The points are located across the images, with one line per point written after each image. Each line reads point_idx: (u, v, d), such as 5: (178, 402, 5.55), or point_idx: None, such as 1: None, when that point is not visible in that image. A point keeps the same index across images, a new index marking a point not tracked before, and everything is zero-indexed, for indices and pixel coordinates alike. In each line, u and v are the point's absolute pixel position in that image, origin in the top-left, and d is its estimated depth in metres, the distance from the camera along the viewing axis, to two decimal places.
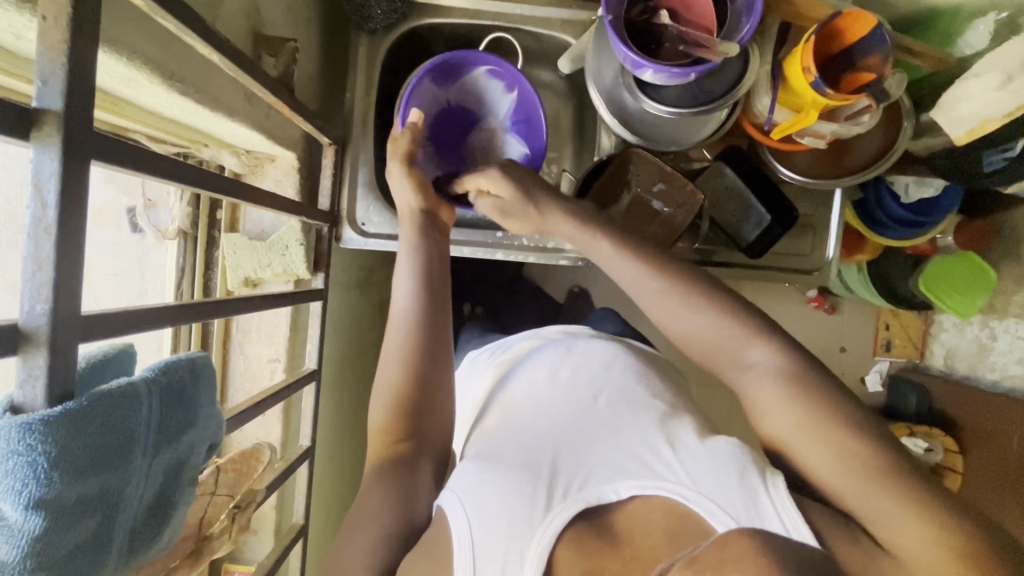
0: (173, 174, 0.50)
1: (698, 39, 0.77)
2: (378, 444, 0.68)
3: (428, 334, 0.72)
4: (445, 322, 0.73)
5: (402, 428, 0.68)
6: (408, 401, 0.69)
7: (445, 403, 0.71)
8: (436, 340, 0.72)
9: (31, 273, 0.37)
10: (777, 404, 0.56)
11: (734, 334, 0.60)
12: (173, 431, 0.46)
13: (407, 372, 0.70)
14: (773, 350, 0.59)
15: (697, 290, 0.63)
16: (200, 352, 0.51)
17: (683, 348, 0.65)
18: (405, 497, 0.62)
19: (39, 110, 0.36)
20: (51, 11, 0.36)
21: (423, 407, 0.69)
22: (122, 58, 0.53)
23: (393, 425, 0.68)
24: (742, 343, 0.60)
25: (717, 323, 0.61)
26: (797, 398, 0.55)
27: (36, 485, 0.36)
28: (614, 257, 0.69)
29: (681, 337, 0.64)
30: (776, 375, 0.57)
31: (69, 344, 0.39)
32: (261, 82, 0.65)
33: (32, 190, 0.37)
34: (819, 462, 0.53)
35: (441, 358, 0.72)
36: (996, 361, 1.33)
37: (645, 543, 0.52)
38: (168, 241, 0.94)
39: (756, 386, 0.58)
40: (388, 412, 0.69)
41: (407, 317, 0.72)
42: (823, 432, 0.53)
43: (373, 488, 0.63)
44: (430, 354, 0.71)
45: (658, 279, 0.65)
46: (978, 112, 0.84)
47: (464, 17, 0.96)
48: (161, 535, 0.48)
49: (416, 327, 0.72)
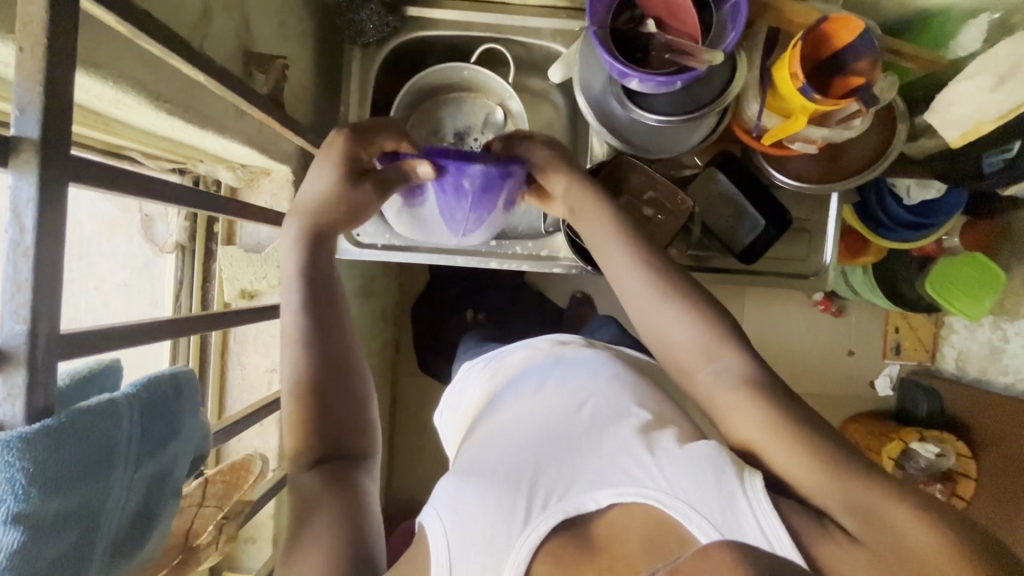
0: (160, 192, 0.52)
1: (682, 47, 0.77)
2: (294, 457, 0.62)
3: (323, 335, 0.66)
4: (338, 306, 0.68)
5: (317, 432, 0.62)
6: (314, 405, 0.63)
7: (355, 403, 0.66)
8: (328, 342, 0.66)
9: (9, 295, 0.37)
10: (743, 405, 0.56)
11: (717, 345, 0.60)
12: (154, 445, 0.47)
13: (299, 376, 0.64)
14: (757, 364, 0.59)
15: (662, 283, 0.65)
16: (184, 367, 0.52)
17: (657, 356, 0.65)
18: (342, 528, 0.56)
19: (18, 137, 0.37)
20: (28, 43, 0.37)
21: (313, 410, 0.63)
22: (108, 82, 0.54)
23: (308, 445, 0.62)
24: (727, 350, 0.60)
25: (673, 317, 0.63)
26: (762, 403, 0.56)
27: (15, 501, 0.37)
28: (608, 234, 0.70)
29: (654, 337, 0.64)
30: (741, 381, 0.57)
31: (49, 364, 0.40)
32: (250, 100, 0.66)
33: (10, 216, 0.37)
34: (794, 465, 0.53)
35: (333, 357, 0.66)
36: (1009, 364, 1.30)
37: (622, 552, 0.53)
38: (166, 254, 0.95)
39: (716, 387, 0.59)
40: (293, 428, 0.63)
41: (293, 329, 0.65)
42: (792, 435, 0.54)
43: (308, 519, 0.57)
44: (331, 349, 0.66)
45: (622, 266, 0.67)
46: (970, 114, 0.84)
47: (454, 30, 0.98)
48: (144, 547, 0.48)
49: (304, 332, 0.65)
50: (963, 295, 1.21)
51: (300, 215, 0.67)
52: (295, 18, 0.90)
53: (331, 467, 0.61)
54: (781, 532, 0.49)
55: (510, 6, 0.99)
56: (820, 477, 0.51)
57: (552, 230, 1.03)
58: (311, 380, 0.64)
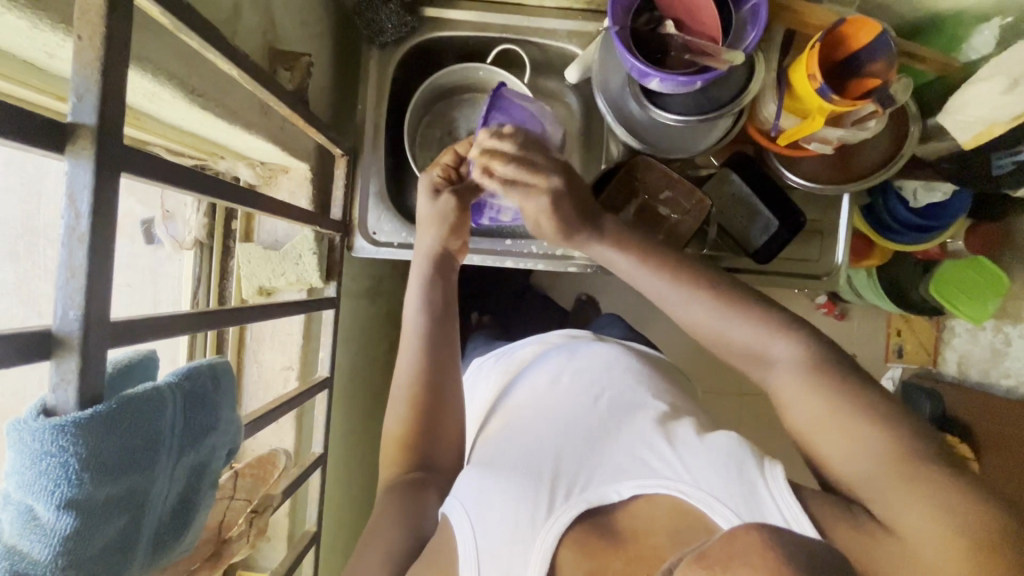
0: (197, 185, 0.52)
1: (702, 47, 0.78)
2: (391, 463, 0.72)
3: (440, 340, 0.77)
4: (453, 333, 0.79)
5: (416, 442, 0.72)
6: (421, 416, 0.73)
7: (458, 420, 0.76)
8: (443, 352, 0.77)
9: (64, 280, 0.38)
10: (791, 392, 0.57)
11: (758, 332, 0.61)
12: (196, 435, 0.47)
13: (420, 376, 0.75)
14: (798, 343, 0.59)
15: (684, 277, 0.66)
16: (221, 358, 0.52)
17: (706, 346, 0.66)
18: (412, 516, 0.64)
19: (73, 124, 0.38)
20: (87, 31, 0.37)
21: (427, 407, 0.74)
22: (147, 74, 0.54)
23: (404, 453, 0.72)
24: (769, 336, 0.60)
25: (700, 310, 0.64)
26: (818, 388, 0.55)
27: (68, 486, 0.37)
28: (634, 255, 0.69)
29: (687, 321, 0.66)
30: (803, 365, 0.57)
31: (100, 350, 0.40)
32: (279, 95, 0.66)
33: (66, 202, 0.38)
34: (835, 452, 0.53)
35: (448, 367, 0.77)
36: (1011, 367, 1.31)
37: (649, 541, 0.53)
38: (186, 251, 0.95)
39: (767, 379, 0.59)
40: (405, 421, 0.74)
41: (416, 329, 0.77)
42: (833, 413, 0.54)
43: (383, 509, 0.66)
44: (439, 371, 0.76)
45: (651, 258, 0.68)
46: (985, 116, 0.84)
47: (472, 30, 0.99)
48: (181, 539, 0.48)
49: (425, 337, 0.77)
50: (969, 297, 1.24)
51: (434, 230, 0.79)
52: (316, 17, 0.90)
53: (416, 475, 0.70)
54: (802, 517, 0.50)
55: (528, 7, 1.00)
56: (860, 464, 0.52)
57: None
58: (426, 381, 0.75)
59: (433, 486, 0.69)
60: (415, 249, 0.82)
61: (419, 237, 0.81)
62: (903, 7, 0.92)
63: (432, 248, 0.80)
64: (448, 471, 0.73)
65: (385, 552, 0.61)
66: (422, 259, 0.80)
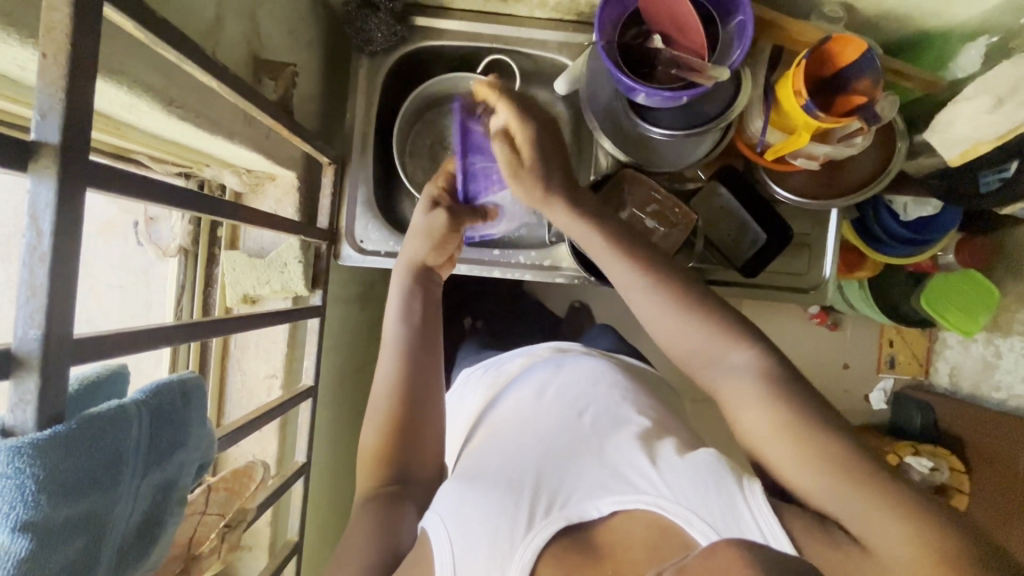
0: (172, 197, 0.52)
1: (689, 63, 0.78)
2: (369, 475, 0.71)
3: (422, 352, 0.77)
4: (435, 345, 0.79)
5: (394, 457, 0.72)
6: (399, 425, 0.73)
7: (434, 434, 0.76)
8: (423, 365, 0.77)
9: (25, 299, 0.38)
10: (753, 404, 0.55)
11: (711, 338, 0.60)
12: (163, 452, 0.47)
13: (401, 387, 0.75)
14: (757, 353, 0.57)
15: (654, 269, 0.64)
16: (192, 374, 0.52)
17: (671, 355, 0.63)
18: (388, 529, 0.64)
19: (37, 142, 0.37)
20: (52, 49, 0.37)
21: (407, 419, 0.73)
22: (123, 87, 0.54)
23: (383, 466, 0.71)
24: (723, 346, 0.59)
25: (666, 306, 0.62)
26: (774, 401, 0.54)
27: (24, 508, 0.37)
28: (603, 250, 0.66)
29: (660, 339, 0.63)
30: (756, 377, 0.56)
31: (60, 368, 0.40)
32: (261, 106, 0.66)
33: (28, 220, 0.38)
34: (792, 464, 0.52)
35: (427, 381, 0.76)
36: (1002, 380, 1.29)
37: (626, 556, 0.53)
38: (169, 258, 0.95)
39: (732, 388, 0.57)
40: (382, 436, 0.73)
41: (396, 340, 0.77)
42: (802, 434, 0.52)
43: (357, 524, 0.65)
44: (420, 383, 0.76)
45: (619, 258, 0.65)
46: (969, 135, 0.85)
47: (462, 40, 0.99)
48: (147, 557, 0.48)
49: (407, 347, 0.77)
50: (959, 310, 1.22)
51: (421, 241, 0.79)
52: (305, 25, 0.90)
53: (393, 489, 0.69)
54: (779, 532, 0.49)
55: (518, 18, 1.00)
56: (819, 476, 0.50)
57: (555, 240, 1.03)
58: (409, 390, 0.75)
59: (409, 499, 0.69)
60: (398, 256, 0.82)
61: (406, 243, 0.80)
62: (890, 24, 0.92)
63: (414, 261, 0.79)
64: (423, 482, 0.73)
65: (361, 559, 0.61)
66: (404, 268, 0.80)
